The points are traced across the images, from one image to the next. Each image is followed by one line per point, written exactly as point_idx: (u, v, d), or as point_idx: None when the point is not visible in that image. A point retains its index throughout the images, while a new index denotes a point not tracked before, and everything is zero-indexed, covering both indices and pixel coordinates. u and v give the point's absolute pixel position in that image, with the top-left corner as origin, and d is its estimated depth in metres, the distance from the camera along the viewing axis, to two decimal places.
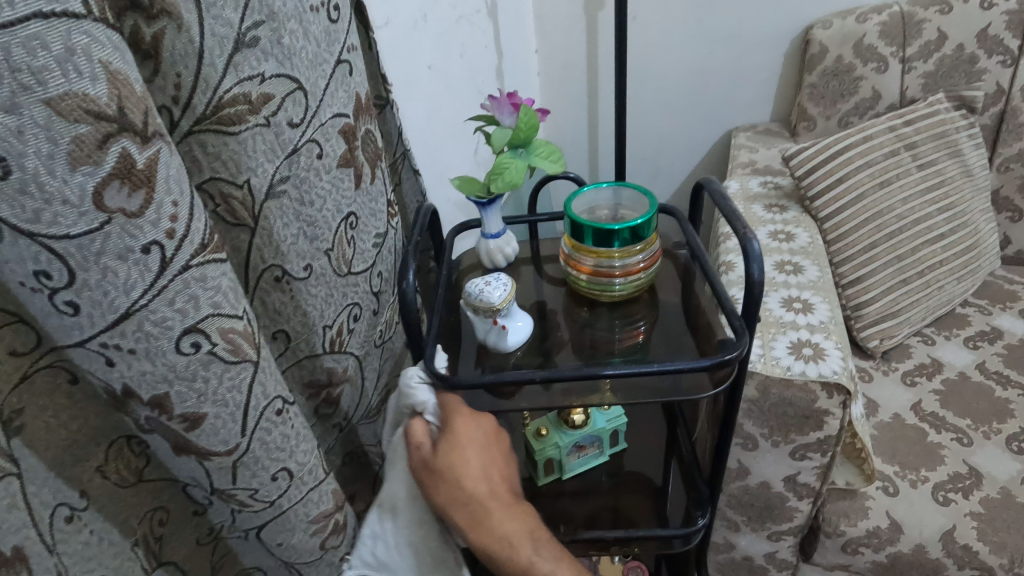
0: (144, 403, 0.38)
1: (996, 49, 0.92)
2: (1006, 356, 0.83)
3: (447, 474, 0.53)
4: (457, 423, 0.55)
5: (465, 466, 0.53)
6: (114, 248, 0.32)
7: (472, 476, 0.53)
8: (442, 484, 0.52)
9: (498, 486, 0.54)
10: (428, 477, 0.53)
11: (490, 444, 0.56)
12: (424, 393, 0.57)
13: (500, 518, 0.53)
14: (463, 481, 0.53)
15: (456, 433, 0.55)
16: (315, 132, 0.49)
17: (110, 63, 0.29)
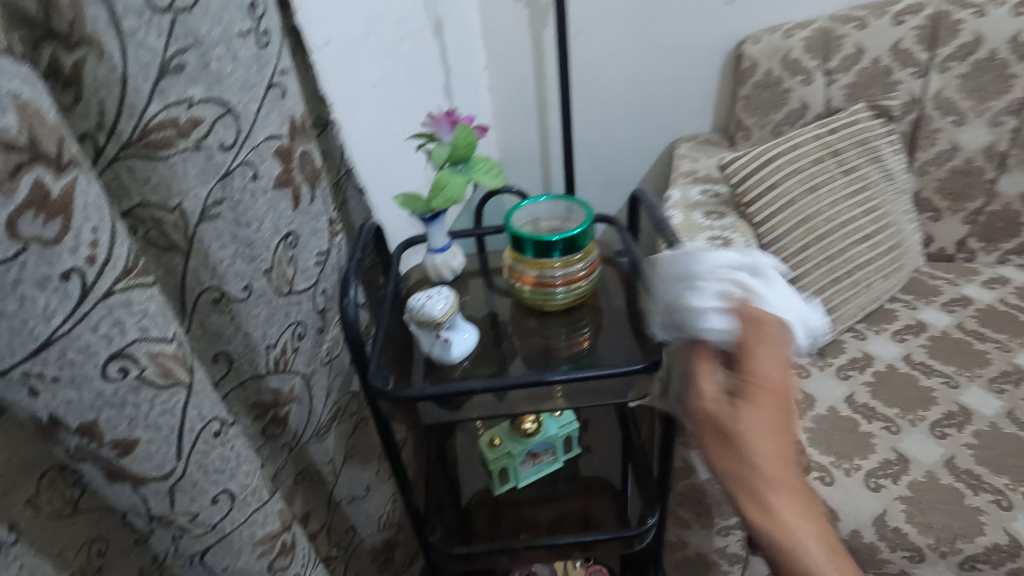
0: (72, 431, 0.38)
1: (908, 61, 0.99)
2: (930, 347, 0.89)
3: (735, 436, 0.46)
4: (761, 387, 0.48)
5: (760, 438, 0.46)
6: (31, 276, 0.32)
7: (767, 450, 0.45)
8: (729, 440, 0.47)
9: (794, 475, 0.46)
10: (713, 430, 0.48)
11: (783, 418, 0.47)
12: (717, 320, 0.51)
13: (787, 504, 0.45)
14: (757, 458, 0.45)
15: (756, 392, 0.48)
16: (248, 154, 0.49)
17: (20, 95, 0.30)
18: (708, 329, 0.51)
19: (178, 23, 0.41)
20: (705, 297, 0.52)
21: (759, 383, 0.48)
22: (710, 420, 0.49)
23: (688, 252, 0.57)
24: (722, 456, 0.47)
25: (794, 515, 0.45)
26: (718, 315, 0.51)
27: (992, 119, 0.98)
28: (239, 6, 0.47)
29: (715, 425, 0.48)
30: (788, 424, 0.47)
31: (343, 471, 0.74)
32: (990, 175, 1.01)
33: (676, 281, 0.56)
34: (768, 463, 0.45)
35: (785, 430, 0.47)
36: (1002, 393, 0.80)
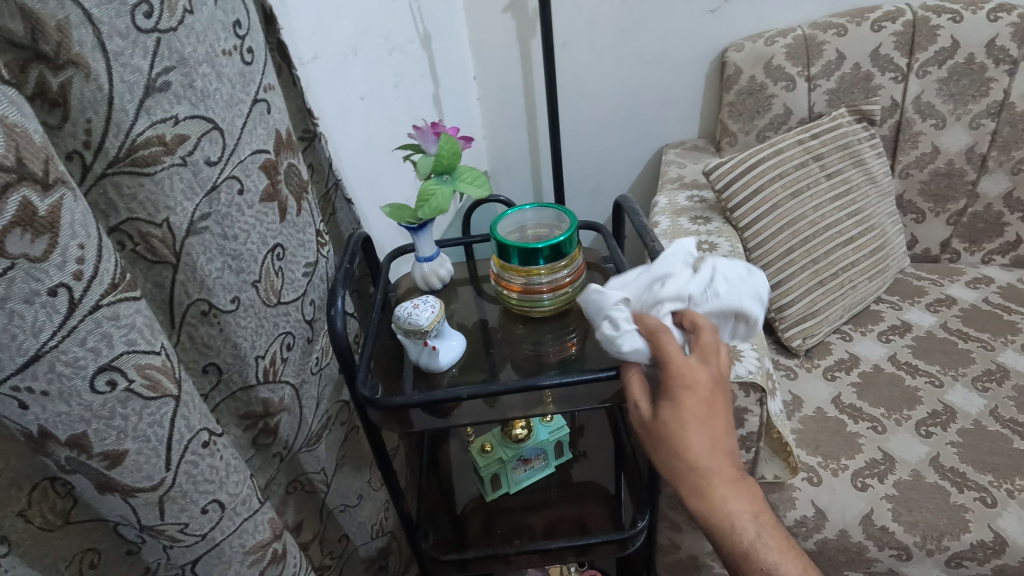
0: (61, 444, 0.38)
1: (888, 67, 1.01)
2: (915, 347, 0.90)
3: (667, 442, 0.49)
4: (680, 388, 0.50)
5: (688, 440, 0.48)
6: (20, 293, 0.33)
7: (696, 450, 0.48)
8: (663, 447, 0.50)
9: (726, 460, 0.49)
10: (649, 436, 0.52)
11: (712, 412, 0.49)
12: (627, 340, 0.54)
13: (724, 495, 0.48)
14: (683, 455, 0.49)
15: (678, 392, 0.50)
16: (234, 169, 0.50)
17: (7, 117, 0.31)
18: (626, 351, 0.54)
19: (162, 43, 0.43)
20: (616, 322, 0.56)
21: (681, 385, 0.50)
22: (644, 428, 0.52)
23: (593, 286, 0.59)
24: (660, 459, 0.51)
25: (728, 493, 0.49)
26: (630, 335, 0.55)
27: (971, 122, 0.99)
28: (222, 26, 0.48)
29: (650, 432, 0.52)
30: (717, 418, 0.49)
31: (335, 479, 0.75)
32: (971, 177, 1.02)
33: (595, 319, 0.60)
34: (698, 463, 0.48)
35: (713, 420, 0.49)
36: (985, 391, 0.81)
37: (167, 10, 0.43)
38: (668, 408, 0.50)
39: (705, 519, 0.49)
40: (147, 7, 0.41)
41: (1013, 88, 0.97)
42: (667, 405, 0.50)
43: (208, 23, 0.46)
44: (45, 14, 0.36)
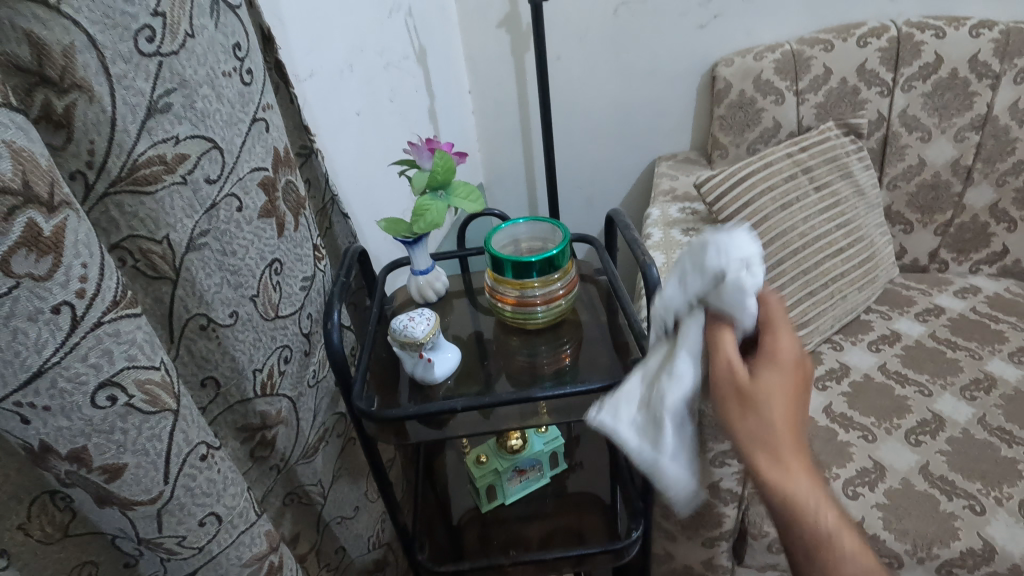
0: (62, 458, 0.39)
1: (873, 81, 1.03)
2: (904, 356, 0.91)
3: (761, 409, 0.46)
4: (780, 357, 0.48)
5: (784, 409, 0.46)
6: (24, 310, 0.34)
7: (788, 421, 0.46)
8: (759, 413, 0.46)
9: (803, 439, 0.47)
10: (737, 402, 0.47)
11: (801, 386, 0.48)
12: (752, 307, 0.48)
13: (807, 476, 0.46)
14: (769, 424, 0.46)
15: (776, 360, 0.48)
16: (233, 187, 0.51)
17: (14, 142, 0.32)
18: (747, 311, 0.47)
19: (164, 66, 0.44)
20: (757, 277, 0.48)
21: (776, 355, 0.49)
22: (733, 393, 0.48)
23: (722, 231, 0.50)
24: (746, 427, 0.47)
25: (807, 471, 0.46)
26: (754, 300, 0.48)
27: (956, 135, 1.02)
28: (222, 48, 0.49)
29: (730, 401, 0.48)
30: (804, 393, 0.48)
31: (332, 491, 0.75)
32: (957, 189, 1.04)
33: (711, 256, 0.49)
34: (789, 434, 0.46)
35: (801, 391, 0.48)
36: (973, 400, 0.82)
37: (169, 34, 0.44)
38: (761, 375, 0.48)
39: (786, 497, 0.46)
40: (150, 32, 0.42)
41: (996, 102, 0.99)
42: (763, 372, 0.48)
43: (209, 46, 0.48)
44: (51, 40, 0.37)
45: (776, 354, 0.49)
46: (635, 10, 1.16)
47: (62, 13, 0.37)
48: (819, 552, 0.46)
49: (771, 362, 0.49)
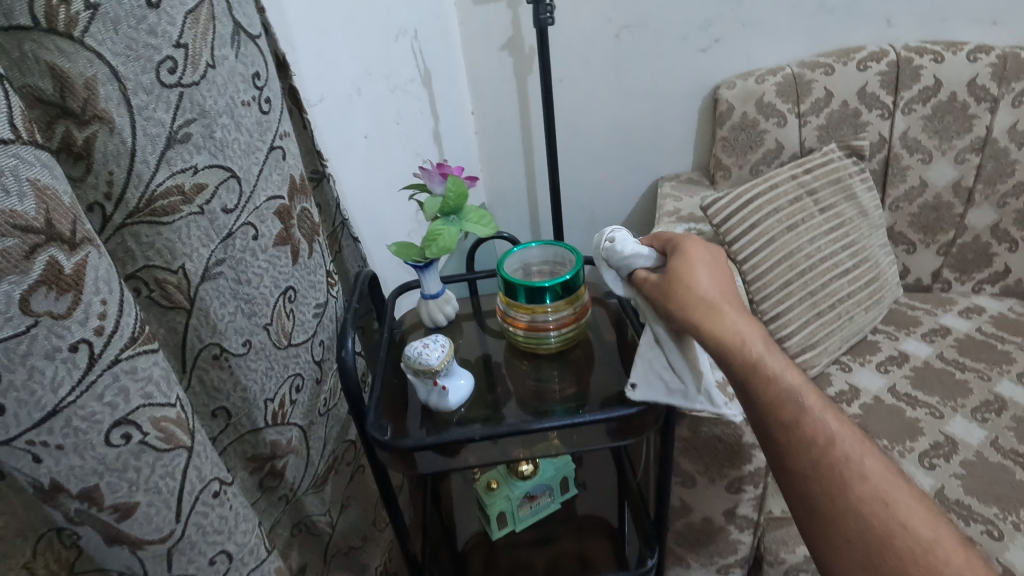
0: (72, 496, 0.37)
1: (874, 104, 1.05)
2: (913, 378, 0.91)
3: (683, 282, 0.60)
4: (688, 249, 0.63)
5: (701, 278, 0.60)
6: (42, 349, 0.33)
7: (707, 285, 0.60)
8: (681, 285, 0.60)
9: (732, 299, 0.60)
10: (668, 287, 0.61)
11: (714, 265, 0.63)
12: (625, 245, 0.65)
13: (736, 321, 0.58)
14: (700, 289, 0.59)
15: (689, 251, 0.63)
16: (249, 216, 0.50)
17: (39, 180, 0.32)
18: (625, 253, 0.65)
19: (185, 97, 0.43)
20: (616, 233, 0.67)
21: (685, 249, 0.63)
22: (661, 283, 0.62)
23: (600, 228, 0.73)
24: (679, 299, 0.59)
25: (738, 319, 0.58)
26: (628, 244, 0.65)
27: (956, 157, 1.03)
28: (242, 78, 0.49)
29: (667, 282, 0.61)
30: (718, 268, 0.62)
31: (340, 519, 0.74)
32: (958, 210, 1.05)
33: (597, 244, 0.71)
34: (708, 292, 0.59)
35: (713, 266, 0.62)
36: (985, 422, 0.82)
37: (190, 65, 0.44)
38: (676, 263, 0.62)
39: (721, 342, 0.57)
40: (172, 63, 0.42)
41: (995, 124, 1.00)
42: (678, 262, 0.62)
43: (228, 75, 0.47)
44: (73, 72, 0.37)
45: (686, 248, 0.63)
46: (638, 33, 1.17)
47: (86, 45, 0.37)
48: (757, 383, 0.56)
49: (683, 255, 0.63)
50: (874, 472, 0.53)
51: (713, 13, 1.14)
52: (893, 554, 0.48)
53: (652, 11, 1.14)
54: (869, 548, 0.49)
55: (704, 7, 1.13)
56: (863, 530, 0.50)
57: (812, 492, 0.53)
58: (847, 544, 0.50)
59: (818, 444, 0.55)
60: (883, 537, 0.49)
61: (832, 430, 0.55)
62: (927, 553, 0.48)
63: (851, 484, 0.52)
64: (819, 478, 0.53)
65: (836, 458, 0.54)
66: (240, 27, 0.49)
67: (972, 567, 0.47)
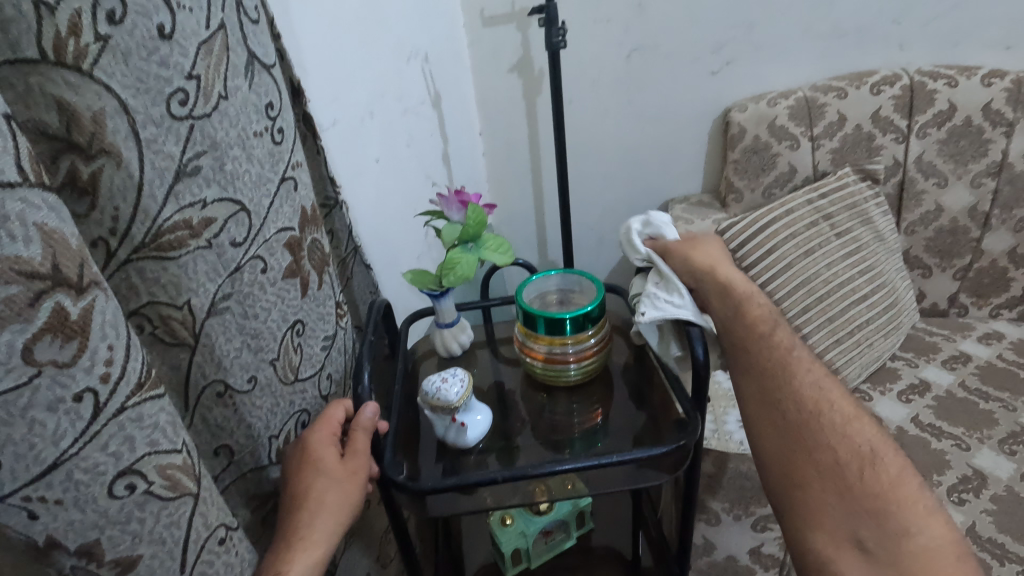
0: (69, 553, 0.35)
1: (888, 128, 1.04)
2: (936, 408, 0.88)
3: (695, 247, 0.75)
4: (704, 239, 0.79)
5: (710, 248, 0.75)
6: (44, 400, 0.30)
7: (713, 252, 0.75)
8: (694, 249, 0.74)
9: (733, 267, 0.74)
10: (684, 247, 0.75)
11: (721, 247, 0.78)
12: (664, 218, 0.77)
13: (733, 274, 0.71)
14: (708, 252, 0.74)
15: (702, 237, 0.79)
16: (259, 248, 0.48)
17: (46, 224, 0.29)
18: (662, 220, 0.76)
19: (196, 129, 0.41)
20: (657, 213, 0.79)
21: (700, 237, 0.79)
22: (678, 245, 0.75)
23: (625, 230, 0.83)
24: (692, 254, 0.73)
25: (736, 276, 0.72)
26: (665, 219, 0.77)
27: (972, 181, 1.02)
28: (254, 108, 0.47)
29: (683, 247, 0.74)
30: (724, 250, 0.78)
31: (346, 558, 0.70)
32: (975, 234, 1.04)
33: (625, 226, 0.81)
34: (714, 257, 0.74)
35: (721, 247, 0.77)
36: (1013, 454, 0.80)
37: (202, 97, 0.42)
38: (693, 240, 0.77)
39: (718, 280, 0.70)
40: (183, 95, 0.40)
41: (1010, 149, 0.99)
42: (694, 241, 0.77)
43: (241, 107, 0.46)
44: (81, 105, 0.35)
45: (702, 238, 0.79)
46: (648, 56, 1.17)
47: (95, 78, 0.35)
48: (744, 305, 0.68)
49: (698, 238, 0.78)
50: (818, 373, 0.64)
51: (724, 36, 1.13)
52: (823, 429, 0.59)
53: (662, 34, 1.14)
54: (805, 423, 0.59)
55: (716, 31, 1.13)
56: (802, 412, 0.60)
57: (767, 382, 0.63)
58: (787, 421, 0.60)
59: (782, 351, 0.65)
60: (816, 416, 0.60)
61: (789, 341, 0.67)
62: (848, 431, 0.59)
63: (797, 378, 0.63)
64: (777, 371, 0.63)
65: (791, 358, 0.65)
66: (255, 57, 0.47)
67: (883, 445, 0.58)
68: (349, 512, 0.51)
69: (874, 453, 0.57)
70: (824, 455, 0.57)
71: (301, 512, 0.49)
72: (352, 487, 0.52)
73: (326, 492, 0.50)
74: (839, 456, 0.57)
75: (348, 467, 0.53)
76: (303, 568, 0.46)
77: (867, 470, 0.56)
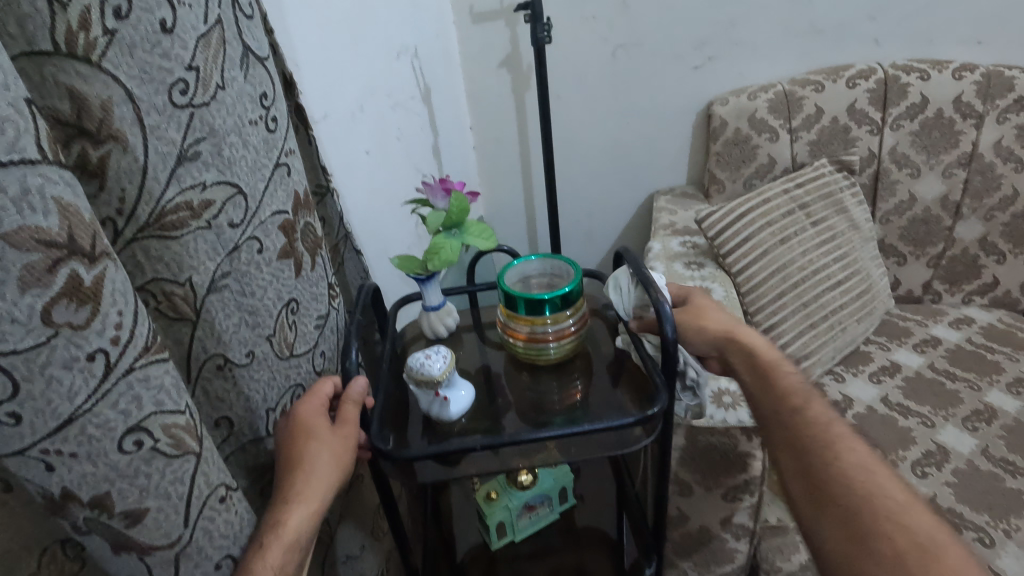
0: (83, 505, 0.38)
1: (864, 120, 1.07)
2: (905, 388, 0.92)
3: (699, 309, 0.71)
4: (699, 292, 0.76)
5: (713, 308, 0.72)
6: (61, 359, 0.34)
7: (717, 312, 0.71)
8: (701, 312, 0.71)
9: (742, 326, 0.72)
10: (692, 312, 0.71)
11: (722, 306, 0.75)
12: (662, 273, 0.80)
13: (747, 337, 0.69)
14: (715, 316, 0.71)
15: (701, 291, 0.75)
16: (255, 230, 0.52)
17: (62, 198, 0.33)
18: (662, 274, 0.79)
19: (195, 116, 0.45)
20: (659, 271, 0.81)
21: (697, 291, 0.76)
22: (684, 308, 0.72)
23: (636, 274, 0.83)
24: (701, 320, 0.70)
25: (751, 337, 0.69)
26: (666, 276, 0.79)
27: (944, 171, 1.06)
28: (250, 98, 0.51)
29: (687, 313, 0.71)
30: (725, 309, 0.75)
31: (339, 531, 0.74)
32: (947, 223, 1.08)
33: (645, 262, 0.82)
34: (722, 319, 0.70)
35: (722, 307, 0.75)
36: (975, 431, 0.84)
37: (201, 87, 0.45)
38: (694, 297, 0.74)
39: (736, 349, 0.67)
40: (184, 84, 0.44)
41: (980, 140, 1.03)
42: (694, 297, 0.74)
43: (238, 96, 0.49)
44: (90, 94, 0.38)
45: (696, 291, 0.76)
46: (634, 51, 1.20)
47: (103, 68, 0.39)
48: (769, 373, 0.65)
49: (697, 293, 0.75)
50: (863, 453, 0.58)
51: (706, 32, 1.16)
52: (878, 521, 0.52)
53: (646, 30, 1.17)
54: (855, 516, 0.53)
55: (699, 27, 1.16)
56: (850, 494, 0.55)
57: (806, 466, 0.59)
58: (832, 509, 0.55)
59: (815, 425, 0.61)
60: (866, 499, 0.54)
61: (824, 415, 0.62)
62: (904, 516, 0.52)
63: (839, 456, 0.58)
64: (817, 452, 0.59)
65: (828, 434, 0.60)
66: (249, 50, 0.51)
67: (946, 534, 0.50)
68: (340, 474, 0.54)
69: (938, 546, 0.49)
70: (879, 548, 0.50)
71: (293, 475, 0.52)
72: (343, 450, 0.55)
73: (317, 455, 0.53)
74: (896, 547, 0.50)
75: (338, 434, 0.56)
76: (298, 523, 0.50)
77: (932, 564, 0.47)
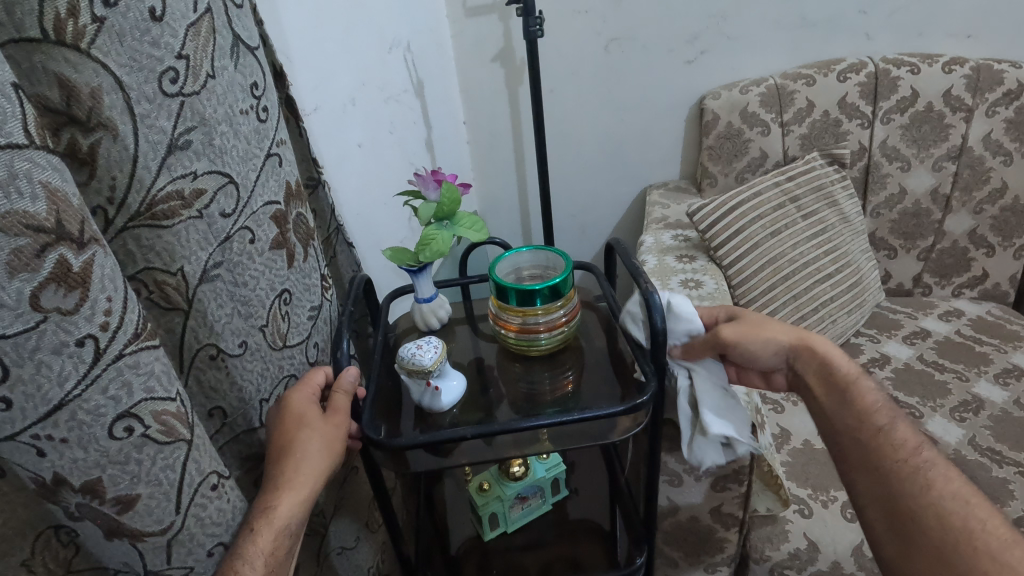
0: (75, 490, 0.39)
1: (854, 114, 1.08)
2: (894, 379, 0.93)
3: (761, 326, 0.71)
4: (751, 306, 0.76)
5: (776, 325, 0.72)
6: (49, 344, 0.34)
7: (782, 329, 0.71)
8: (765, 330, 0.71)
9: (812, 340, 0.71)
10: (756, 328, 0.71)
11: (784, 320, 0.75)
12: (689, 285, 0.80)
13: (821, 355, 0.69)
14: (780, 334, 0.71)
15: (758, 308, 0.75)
16: (247, 220, 0.52)
17: (50, 183, 0.33)
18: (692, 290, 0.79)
19: (186, 106, 0.45)
20: None
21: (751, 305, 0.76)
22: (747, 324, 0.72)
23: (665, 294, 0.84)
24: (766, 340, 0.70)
25: (824, 352, 0.69)
26: None
27: (934, 165, 1.06)
28: (240, 87, 0.51)
29: (747, 328, 0.71)
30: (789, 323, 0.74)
31: (332, 523, 0.74)
32: (937, 216, 1.09)
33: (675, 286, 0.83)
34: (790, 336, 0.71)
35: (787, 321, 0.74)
36: (963, 421, 0.85)
37: (191, 76, 0.45)
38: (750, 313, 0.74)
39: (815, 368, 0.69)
40: (174, 73, 0.44)
41: (970, 134, 1.04)
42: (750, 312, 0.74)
43: (228, 86, 0.49)
44: (80, 82, 0.39)
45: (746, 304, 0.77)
46: (626, 46, 1.20)
47: (93, 56, 0.39)
48: (846, 389, 0.66)
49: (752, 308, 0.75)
50: (958, 481, 0.56)
51: (698, 26, 1.17)
52: (967, 554, 0.50)
53: (639, 25, 1.18)
54: (941, 547, 0.52)
55: (692, 21, 1.17)
56: (938, 521, 0.53)
57: (886, 488, 0.58)
58: (917, 535, 0.54)
59: (899, 450, 0.60)
60: (957, 529, 0.52)
61: (913, 437, 0.61)
62: (999, 548, 0.49)
63: (930, 483, 0.56)
64: (896, 478, 0.58)
65: (915, 460, 0.58)
66: (240, 39, 0.51)
67: None
68: (331, 462, 0.55)
69: None
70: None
71: (285, 462, 0.52)
72: (335, 439, 0.56)
73: (309, 443, 0.54)
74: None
75: (330, 423, 0.56)
76: (289, 510, 0.50)
77: None
